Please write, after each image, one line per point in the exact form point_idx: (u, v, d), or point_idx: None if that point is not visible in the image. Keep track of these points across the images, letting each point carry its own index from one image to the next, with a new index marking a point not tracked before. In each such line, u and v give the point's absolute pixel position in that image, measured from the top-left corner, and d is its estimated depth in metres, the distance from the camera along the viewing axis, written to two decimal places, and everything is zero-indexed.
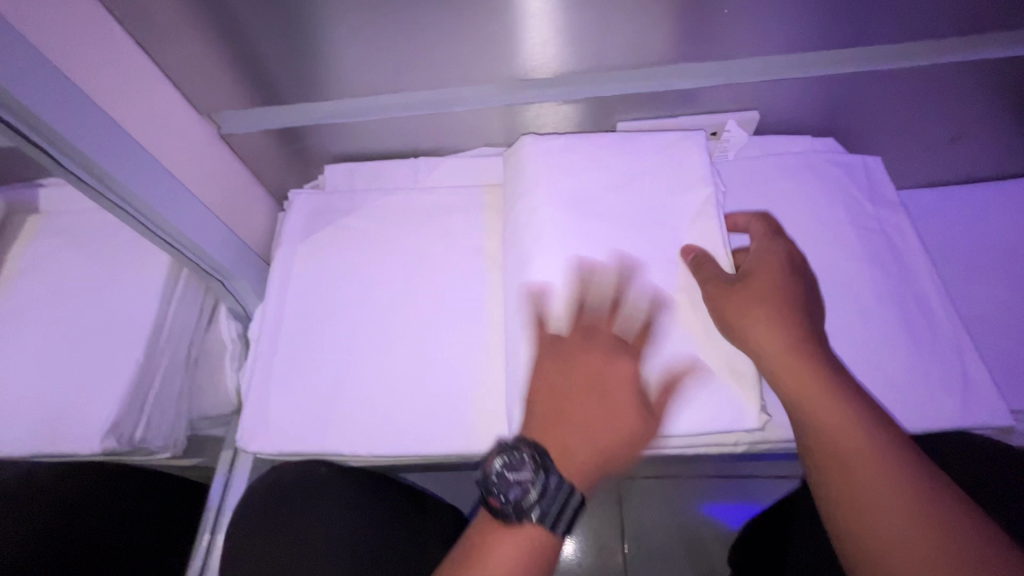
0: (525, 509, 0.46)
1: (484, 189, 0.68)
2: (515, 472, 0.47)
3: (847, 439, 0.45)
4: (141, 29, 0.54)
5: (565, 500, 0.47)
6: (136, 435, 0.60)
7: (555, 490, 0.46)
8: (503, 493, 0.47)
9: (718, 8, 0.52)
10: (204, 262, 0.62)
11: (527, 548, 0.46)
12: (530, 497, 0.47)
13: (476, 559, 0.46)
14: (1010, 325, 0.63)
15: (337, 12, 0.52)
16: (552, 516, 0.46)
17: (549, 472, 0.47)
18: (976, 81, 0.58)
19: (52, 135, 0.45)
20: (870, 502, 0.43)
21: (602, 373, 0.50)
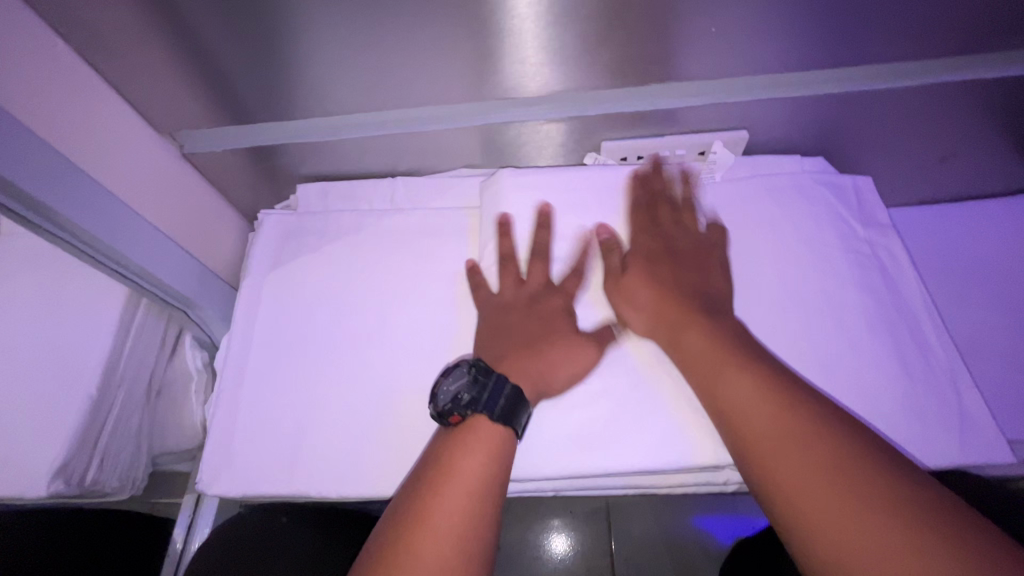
0: (468, 404, 0.49)
1: (465, 213, 0.65)
2: (453, 378, 0.50)
3: (742, 398, 0.46)
4: (88, 47, 0.50)
5: (504, 390, 0.50)
6: (87, 478, 0.57)
7: (493, 384, 0.50)
8: (446, 398, 0.49)
9: (705, 27, 0.49)
10: (163, 291, 0.58)
11: (491, 446, 0.47)
12: (469, 397, 0.49)
13: (449, 469, 0.46)
14: (1003, 352, 0.62)
15: (299, 29, 0.49)
16: (495, 408, 0.49)
17: (484, 372, 0.50)
18: (968, 102, 0.56)
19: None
20: (770, 453, 0.43)
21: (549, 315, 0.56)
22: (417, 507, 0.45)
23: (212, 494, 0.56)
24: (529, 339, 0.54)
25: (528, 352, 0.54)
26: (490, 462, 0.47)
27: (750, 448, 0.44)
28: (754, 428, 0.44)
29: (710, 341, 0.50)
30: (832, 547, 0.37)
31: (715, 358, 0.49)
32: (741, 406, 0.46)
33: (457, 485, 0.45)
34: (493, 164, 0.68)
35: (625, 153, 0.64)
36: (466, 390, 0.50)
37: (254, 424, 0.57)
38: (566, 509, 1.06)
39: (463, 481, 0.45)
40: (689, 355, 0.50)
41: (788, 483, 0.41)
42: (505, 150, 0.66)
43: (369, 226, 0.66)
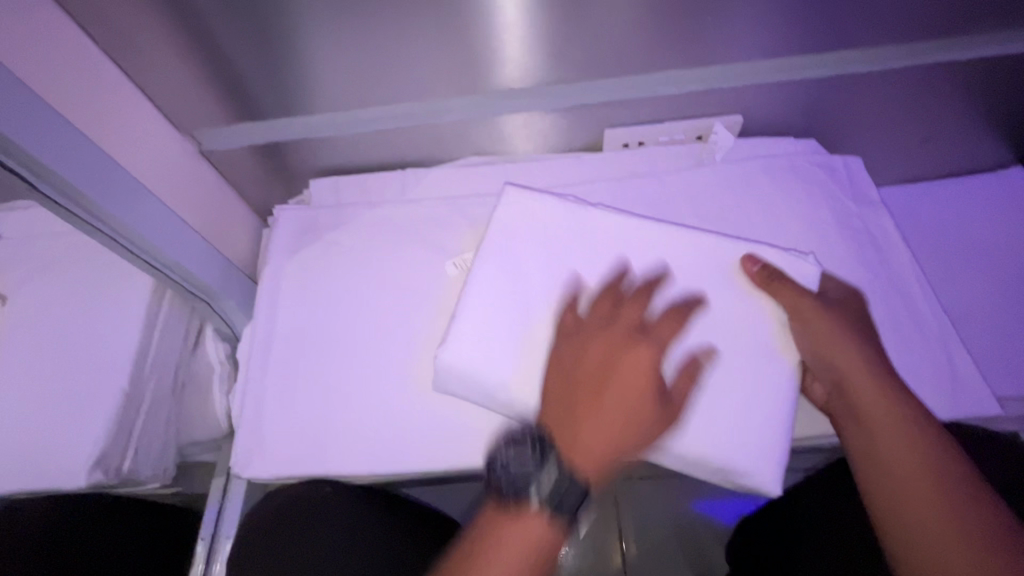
0: (529, 483, 0.45)
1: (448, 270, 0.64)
2: (516, 446, 0.48)
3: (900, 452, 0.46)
4: (116, 47, 0.53)
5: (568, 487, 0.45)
6: (124, 467, 0.58)
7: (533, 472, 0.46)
8: (505, 467, 0.47)
9: (703, 15, 0.53)
10: (188, 283, 0.60)
11: (531, 542, 0.44)
12: (524, 472, 0.46)
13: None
14: (993, 318, 0.66)
15: (318, 26, 0.52)
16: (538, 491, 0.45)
17: (545, 452, 0.47)
18: (948, 82, 0.60)
19: (31, 161, 0.43)
20: (898, 478, 0.46)
21: (611, 353, 0.49)
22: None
23: (247, 477, 0.58)
24: (596, 384, 0.48)
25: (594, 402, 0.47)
26: (531, 557, 0.44)
27: (872, 466, 0.47)
28: (896, 481, 0.46)
29: (867, 371, 0.50)
30: (927, 565, 0.42)
31: (866, 388, 0.49)
32: (878, 436, 0.48)
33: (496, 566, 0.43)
34: (502, 154, 0.71)
35: (628, 138, 0.67)
36: (523, 463, 0.46)
37: (283, 410, 0.60)
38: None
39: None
40: (845, 378, 0.51)
41: (911, 511, 0.44)
42: (512, 140, 0.68)
43: (384, 217, 0.68)
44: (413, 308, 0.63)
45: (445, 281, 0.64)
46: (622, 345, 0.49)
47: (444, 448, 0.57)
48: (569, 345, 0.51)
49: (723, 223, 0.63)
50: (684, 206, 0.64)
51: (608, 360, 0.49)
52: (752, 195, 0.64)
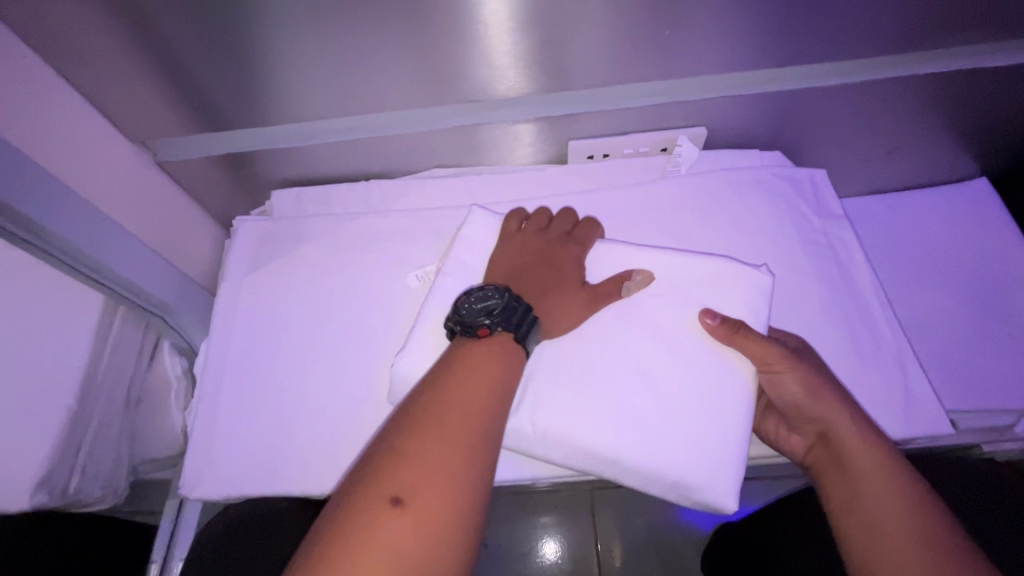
0: (492, 319, 0.49)
1: (410, 286, 0.63)
2: (484, 297, 0.52)
3: (880, 504, 0.47)
4: (61, 58, 0.51)
5: (526, 314, 0.51)
6: (69, 486, 0.58)
7: (511, 311, 0.50)
8: (470, 311, 0.50)
9: (660, 29, 0.53)
10: (141, 299, 0.59)
11: (500, 360, 0.47)
12: (495, 315, 0.50)
13: (441, 407, 0.43)
14: (955, 330, 0.66)
15: (276, 34, 0.51)
16: (504, 319, 0.49)
17: (509, 297, 0.51)
18: (907, 96, 0.60)
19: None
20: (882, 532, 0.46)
21: (551, 252, 0.58)
22: (403, 436, 0.41)
23: (195, 498, 0.57)
24: (548, 282, 0.56)
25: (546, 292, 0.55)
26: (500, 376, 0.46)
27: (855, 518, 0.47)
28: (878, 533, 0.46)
29: (847, 424, 0.50)
30: None
31: (850, 440, 0.49)
32: (859, 488, 0.48)
33: (453, 408, 0.43)
34: (468, 164, 0.70)
35: (592, 150, 0.67)
36: (489, 307, 0.50)
37: (236, 428, 0.58)
38: (555, 507, 1.07)
39: (468, 408, 0.43)
40: (828, 427, 0.51)
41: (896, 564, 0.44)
42: (476, 151, 0.68)
43: (346, 229, 0.66)
44: (371, 322, 0.62)
45: (404, 294, 0.62)
46: (557, 245, 0.59)
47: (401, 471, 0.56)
48: (510, 248, 0.59)
49: (684, 235, 0.63)
50: (646, 219, 0.64)
51: (548, 253, 0.58)
52: (715, 210, 0.64)
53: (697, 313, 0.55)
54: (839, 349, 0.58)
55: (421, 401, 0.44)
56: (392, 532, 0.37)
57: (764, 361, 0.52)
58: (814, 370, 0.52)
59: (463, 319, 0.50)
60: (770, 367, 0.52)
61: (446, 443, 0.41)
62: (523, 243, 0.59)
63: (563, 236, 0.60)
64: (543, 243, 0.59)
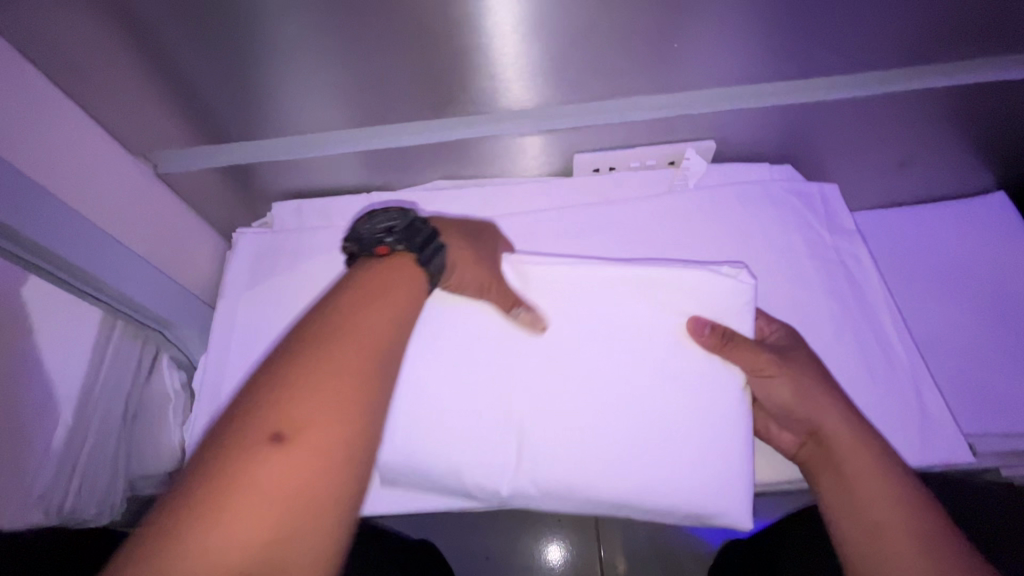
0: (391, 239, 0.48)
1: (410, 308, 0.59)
2: (384, 214, 0.50)
3: (874, 496, 0.46)
4: (58, 70, 0.51)
5: (431, 240, 0.50)
6: (65, 505, 0.57)
7: (413, 234, 0.49)
8: (368, 227, 0.49)
9: (668, 41, 0.51)
10: (140, 314, 0.58)
11: (395, 300, 0.45)
12: (394, 236, 0.48)
13: (331, 345, 0.40)
14: (970, 349, 0.64)
15: (273, 45, 0.50)
16: (405, 243, 0.48)
17: (411, 219, 0.50)
18: (922, 110, 0.59)
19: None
20: (880, 529, 0.44)
21: (471, 231, 0.58)
22: (293, 369, 0.38)
23: None
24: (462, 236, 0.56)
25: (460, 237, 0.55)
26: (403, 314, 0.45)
27: (848, 511, 0.46)
28: (873, 527, 0.45)
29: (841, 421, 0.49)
30: None
31: (843, 435, 0.48)
32: (855, 484, 0.47)
33: (350, 344, 0.40)
34: (471, 176, 0.69)
35: (598, 164, 0.65)
36: (388, 225, 0.49)
37: None
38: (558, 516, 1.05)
39: (363, 348, 0.41)
40: (818, 426, 0.49)
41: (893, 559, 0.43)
42: (478, 164, 0.66)
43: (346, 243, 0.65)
44: None
45: None
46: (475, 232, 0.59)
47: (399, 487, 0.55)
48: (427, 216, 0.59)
49: (690, 250, 0.62)
50: (652, 234, 0.63)
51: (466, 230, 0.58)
52: (723, 227, 0.62)
53: (687, 322, 0.53)
54: (850, 370, 0.56)
55: (315, 337, 0.40)
56: (271, 471, 0.34)
57: (752, 365, 0.51)
58: (806, 372, 0.51)
59: (362, 238, 0.49)
60: (761, 374, 0.51)
61: (338, 384, 0.38)
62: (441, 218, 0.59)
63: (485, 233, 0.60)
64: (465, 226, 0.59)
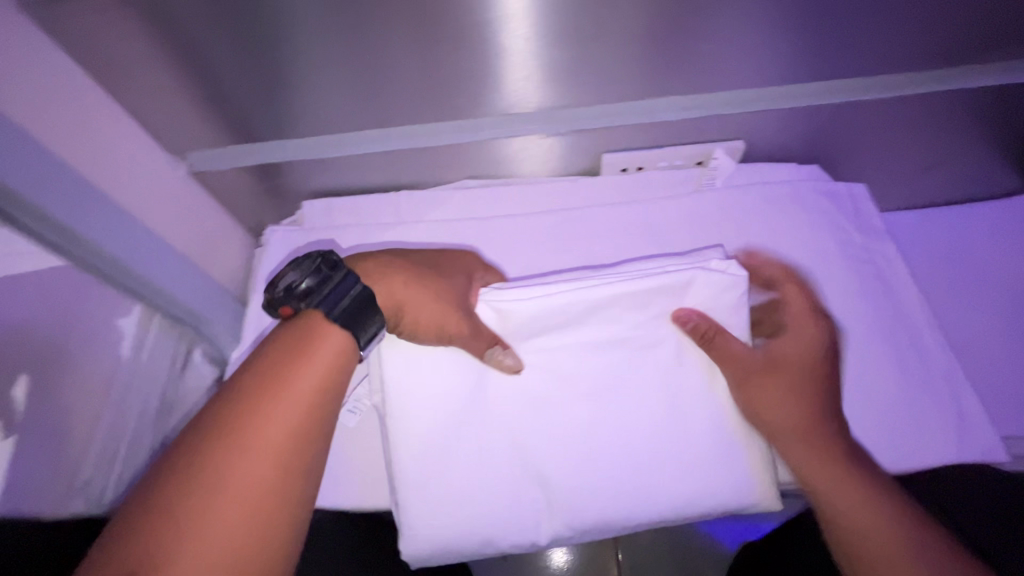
0: (303, 291, 0.47)
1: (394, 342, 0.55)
2: (298, 263, 0.48)
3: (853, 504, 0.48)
4: (103, 73, 0.51)
5: (348, 291, 0.48)
6: (106, 496, 0.58)
7: (327, 285, 0.47)
8: (283, 280, 0.48)
9: (703, 44, 0.51)
10: (176, 309, 0.59)
11: (295, 381, 0.44)
12: (308, 288, 0.47)
13: (231, 459, 0.40)
14: (999, 350, 0.64)
15: (311, 48, 0.50)
16: (320, 295, 0.47)
17: (325, 270, 0.48)
18: (955, 111, 0.59)
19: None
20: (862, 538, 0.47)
21: (437, 267, 0.55)
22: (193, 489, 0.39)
23: None
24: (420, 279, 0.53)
25: (410, 283, 0.52)
26: (329, 380, 0.46)
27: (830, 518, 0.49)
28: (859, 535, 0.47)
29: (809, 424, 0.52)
30: None
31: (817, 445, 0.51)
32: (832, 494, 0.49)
33: (249, 451, 0.41)
34: (497, 176, 0.69)
35: (626, 163, 0.66)
36: (302, 279, 0.48)
37: None
38: None
39: (265, 454, 0.41)
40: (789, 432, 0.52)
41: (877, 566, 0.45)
42: (505, 163, 0.67)
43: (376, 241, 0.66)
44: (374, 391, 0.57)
45: None
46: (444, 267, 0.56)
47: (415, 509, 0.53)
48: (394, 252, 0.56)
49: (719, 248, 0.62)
50: (681, 233, 0.63)
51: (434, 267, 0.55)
52: (753, 226, 0.63)
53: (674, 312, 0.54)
54: (884, 370, 0.57)
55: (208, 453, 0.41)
56: None
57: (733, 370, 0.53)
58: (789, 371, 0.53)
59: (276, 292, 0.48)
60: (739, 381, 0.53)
61: (240, 502, 0.39)
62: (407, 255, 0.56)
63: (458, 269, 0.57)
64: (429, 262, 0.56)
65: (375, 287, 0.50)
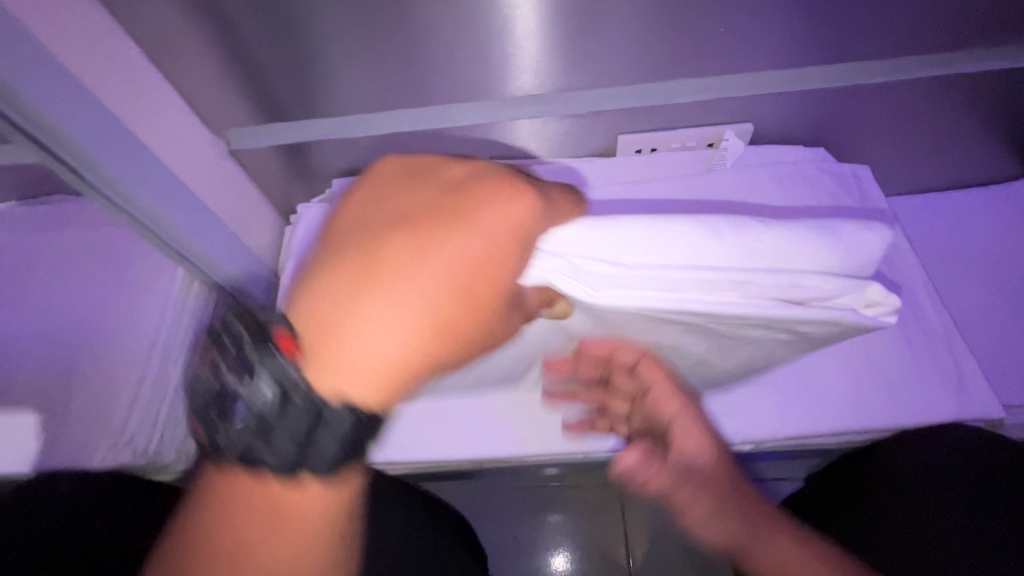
0: (257, 402, 0.40)
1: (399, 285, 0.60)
2: (243, 380, 0.41)
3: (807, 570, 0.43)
4: (156, 49, 0.54)
5: (313, 412, 0.41)
6: (150, 449, 0.61)
7: (292, 412, 0.40)
8: (230, 393, 0.41)
9: (717, 27, 0.55)
10: (214, 274, 0.63)
11: (282, 521, 0.40)
12: (260, 399, 0.40)
13: None
14: (998, 323, 0.67)
15: (345, 28, 0.54)
16: (273, 409, 0.40)
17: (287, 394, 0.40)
18: (956, 94, 0.62)
19: (68, 144, 0.44)
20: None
21: (452, 273, 0.41)
22: None
23: None
24: (435, 321, 0.41)
25: (420, 334, 0.41)
26: (326, 509, 0.41)
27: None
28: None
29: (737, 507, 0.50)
30: None
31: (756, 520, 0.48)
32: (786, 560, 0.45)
33: None
34: (516, 157, 0.73)
35: (640, 144, 0.69)
36: (251, 395, 0.40)
37: None
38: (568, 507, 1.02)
39: None
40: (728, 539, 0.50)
41: None
42: (524, 144, 0.70)
43: None
44: None
45: None
46: (474, 252, 0.41)
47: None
48: (393, 258, 0.42)
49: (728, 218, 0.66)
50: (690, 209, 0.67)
51: (452, 282, 0.41)
52: (761, 202, 0.66)
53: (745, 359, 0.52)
54: (882, 332, 0.61)
55: None
56: None
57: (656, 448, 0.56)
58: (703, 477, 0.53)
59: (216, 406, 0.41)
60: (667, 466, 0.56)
61: None
62: (405, 261, 0.41)
63: (492, 242, 0.41)
64: (439, 274, 0.41)
65: (380, 353, 0.41)
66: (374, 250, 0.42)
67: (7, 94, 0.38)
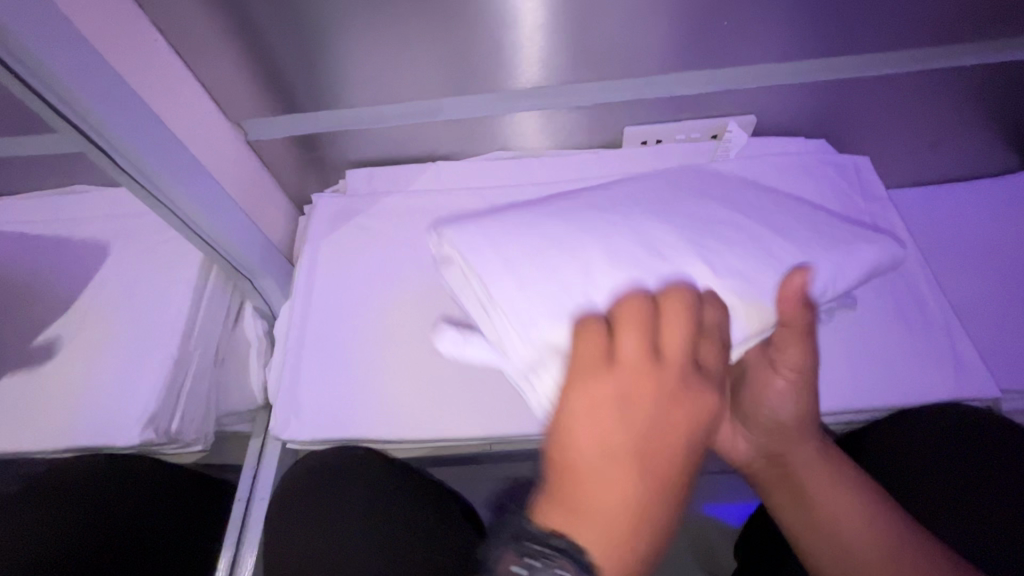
0: None
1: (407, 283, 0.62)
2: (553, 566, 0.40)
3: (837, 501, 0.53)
4: (181, 41, 0.57)
5: None
6: (172, 428, 0.63)
7: None
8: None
9: (720, 21, 0.57)
10: (234, 260, 0.65)
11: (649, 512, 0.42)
12: None
13: None
14: (998, 311, 0.69)
15: (362, 22, 0.56)
16: None
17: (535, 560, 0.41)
18: (954, 87, 0.63)
19: (99, 125, 0.47)
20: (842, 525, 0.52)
21: (660, 416, 0.44)
22: None
23: (285, 439, 0.62)
24: (653, 465, 0.43)
25: (653, 481, 0.43)
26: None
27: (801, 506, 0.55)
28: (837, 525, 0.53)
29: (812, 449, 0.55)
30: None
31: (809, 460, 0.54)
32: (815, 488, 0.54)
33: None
34: (525, 149, 0.75)
35: (645, 137, 0.71)
36: None
37: (324, 379, 0.64)
38: None
39: None
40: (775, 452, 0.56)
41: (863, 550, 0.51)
42: (533, 137, 0.73)
43: (417, 206, 0.72)
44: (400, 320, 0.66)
45: None
46: (672, 389, 0.44)
47: (425, 431, 0.61)
48: (592, 423, 0.44)
49: None
50: None
51: (658, 430, 0.43)
52: (765, 191, 0.68)
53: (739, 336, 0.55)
54: (885, 318, 0.62)
55: None
56: None
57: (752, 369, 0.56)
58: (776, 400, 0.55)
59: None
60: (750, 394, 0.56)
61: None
62: (608, 413, 0.44)
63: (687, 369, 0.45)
64: (648, 428, 0.43)
65: (615, 511, 0.42)
66: (575, 420, 0.44)
67: (45, 74, 0.42)
